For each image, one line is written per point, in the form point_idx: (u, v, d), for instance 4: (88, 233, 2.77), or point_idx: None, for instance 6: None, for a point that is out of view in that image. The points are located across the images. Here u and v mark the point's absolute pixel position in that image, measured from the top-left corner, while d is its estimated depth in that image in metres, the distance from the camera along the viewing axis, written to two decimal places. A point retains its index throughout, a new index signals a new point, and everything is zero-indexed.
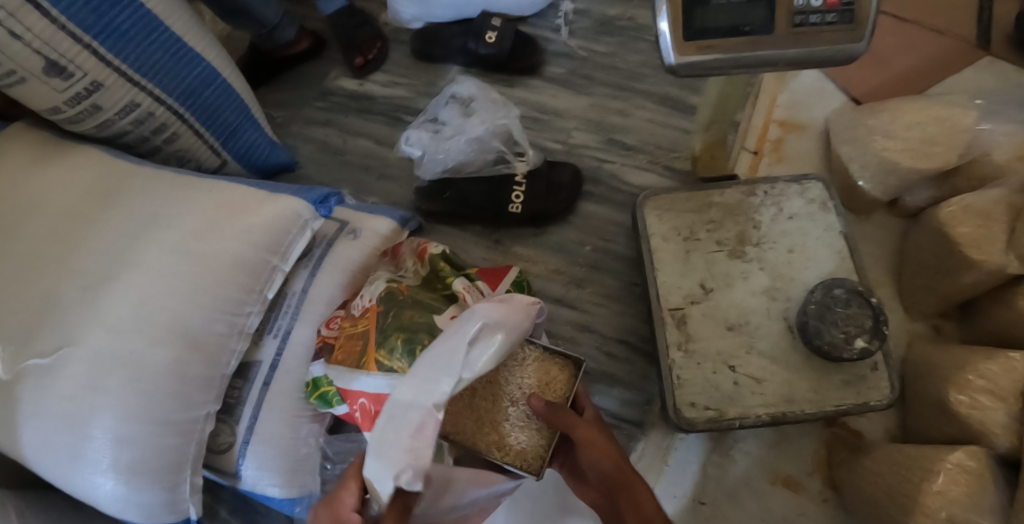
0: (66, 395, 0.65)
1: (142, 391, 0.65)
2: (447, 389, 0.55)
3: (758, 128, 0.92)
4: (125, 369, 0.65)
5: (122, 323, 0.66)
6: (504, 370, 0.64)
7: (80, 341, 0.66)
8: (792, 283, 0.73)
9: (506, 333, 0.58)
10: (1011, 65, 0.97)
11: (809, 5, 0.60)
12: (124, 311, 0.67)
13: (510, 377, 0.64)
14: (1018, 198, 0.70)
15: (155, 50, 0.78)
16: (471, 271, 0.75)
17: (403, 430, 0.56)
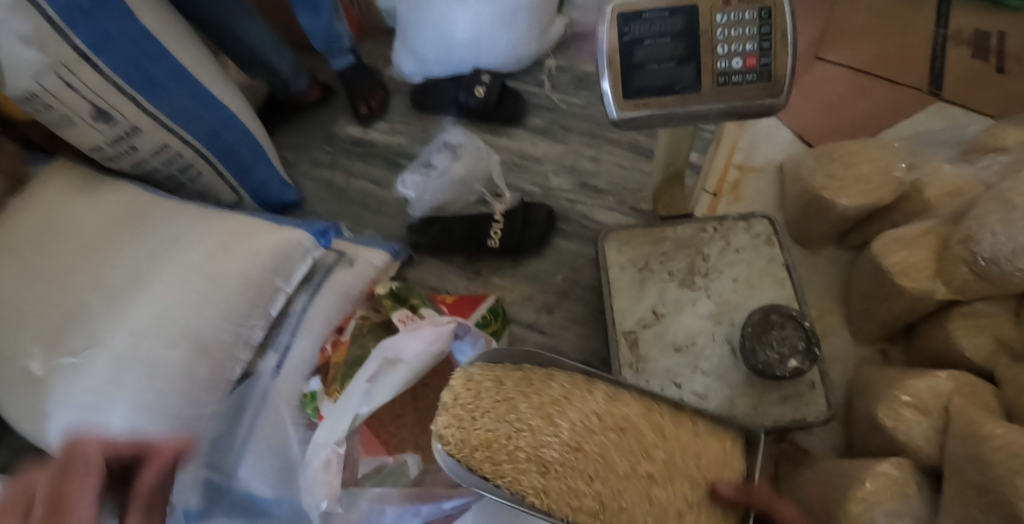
0: (88, 389, 0.74)
1: (157, 386, 0.75)
2: (344, 425, 0.62)
3: (717, 171, 1.01)
4: (142, 366, 0.75)
5: (142, 328, 0.77)
6: (659, 430, 0.60)
7: (105, 342, 0.76)
8: (736, 308, 0.81)
9: (406, 365, 0.66)
10: (960, 108, 1.05)
11: (730, 67, 0.70)
12: (144, 317, 0.77)
13: (660, 441, 0.58)
14: (943, 229, 0.78)
15: (185, 98, 0.91)
16: (417, 299, 0.83)
17: (316, 466, 0.62)
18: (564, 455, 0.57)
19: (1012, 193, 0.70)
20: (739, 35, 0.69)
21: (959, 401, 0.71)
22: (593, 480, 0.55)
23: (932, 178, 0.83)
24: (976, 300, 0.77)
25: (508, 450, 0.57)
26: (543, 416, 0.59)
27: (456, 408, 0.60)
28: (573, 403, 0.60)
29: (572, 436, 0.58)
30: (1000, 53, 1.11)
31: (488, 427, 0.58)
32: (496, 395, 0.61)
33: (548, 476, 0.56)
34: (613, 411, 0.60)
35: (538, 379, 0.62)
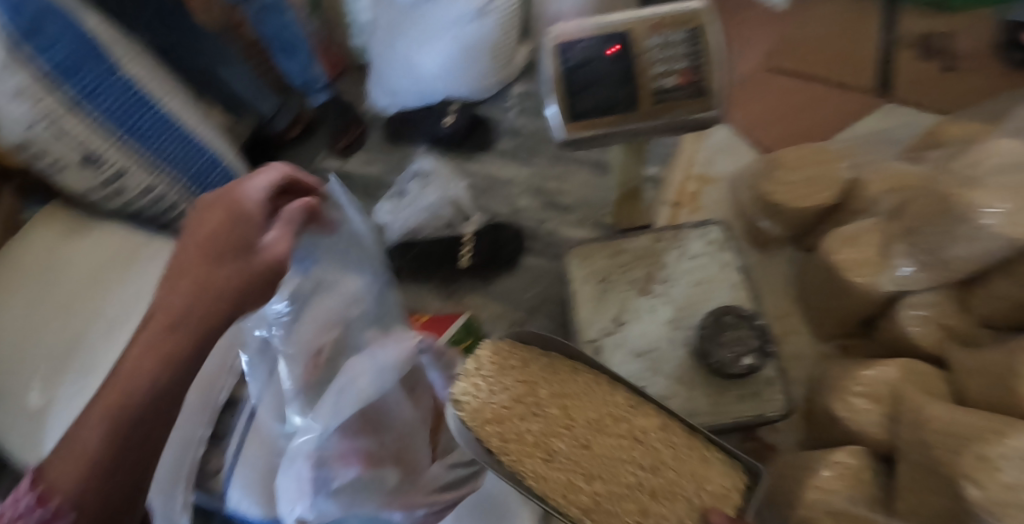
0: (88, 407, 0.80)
1: None
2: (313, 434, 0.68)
3: (676, 184, 1.05)
4: None
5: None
6: (670, 450, 0.63)
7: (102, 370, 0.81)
8: (693, 313, 0.84)
9: (371, 379, 0.71)
10: (911, 107, 1.08)
11: (666, 85, 0.74)
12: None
13: (668, 462, 0.62)
14: (885, 225, 0.81)
15: (171, 142, 0.98)
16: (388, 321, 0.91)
17: (292, 475, 0.67)
18: (573, 449, 0.62)
19: (944, 188, 0.74)
20: (670, 55, 0.74)
21: (907, 388, 0.73)
22: (593, 480, 0.60)
23: (876, 176, 0.87)
24: (921, 291, 0.81)
25: (519, 430, 0.63)
26: (561, 410, 0.64)
27: (481, 379, 0.66)
28: (592, 404, 0.65)
29: (585, 435, 0.63)
30: (947, 53, 1.15)
31: (507, 408, 0.64)
32: (521, 379, 0.66)
33: (551, 464, 0.61)
34: (630, 421, 0.64)
35: (565, 372, 0.67)
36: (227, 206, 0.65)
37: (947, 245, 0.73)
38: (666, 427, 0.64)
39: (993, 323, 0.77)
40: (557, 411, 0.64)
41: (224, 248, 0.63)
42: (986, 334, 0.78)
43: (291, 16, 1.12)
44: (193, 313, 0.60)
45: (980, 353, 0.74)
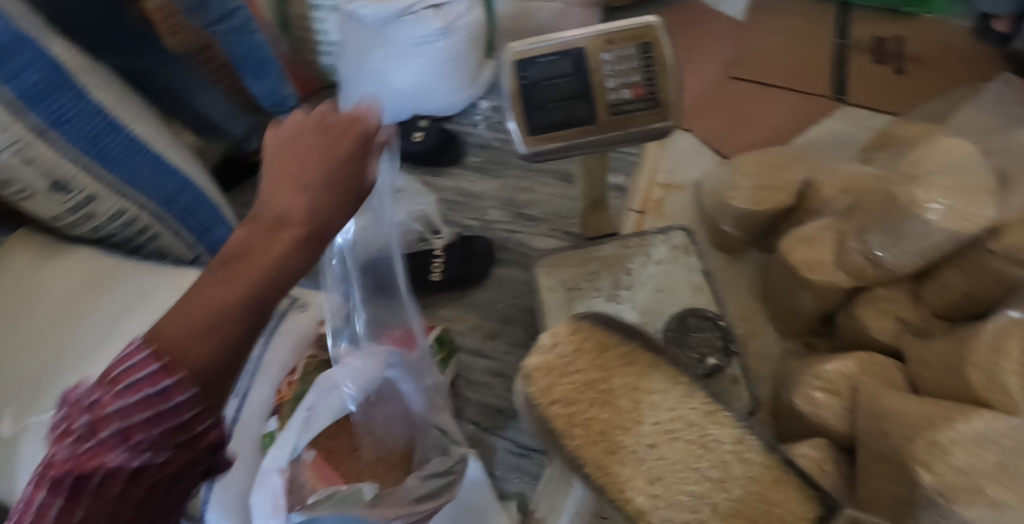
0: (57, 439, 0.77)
1: None
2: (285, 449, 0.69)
3: (642, 191, 1.08)
4: None
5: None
6: (745, 457, 0.61)
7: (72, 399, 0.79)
8: (659, 316, 0.87)
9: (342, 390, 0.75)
10: (866, 110, 1.12)
11: (621, 98, 0.77)
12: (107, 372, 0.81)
13: (743, 471, 0.60)
14: (840, 225, 0.84)
15: (140, 167, 0.99)
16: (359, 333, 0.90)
17: (267, 491, 0.67)
18: (639, 443, 0.62)
19: (891, 186, 0.77)
20: (625, 68, 0.77)
21: (866, 381, 0.75)
22: (656, 480, 0.60)
23: (831, 177, 0.90)
24: (877, 286, 0.84)
25: (585, 415, 0.64)
26: (633, 402, 0.65)
27: (553, 357, 0.67)
28: (663, 401, 0.65)
29: (655, 433, 0.63)
30: (897, 56, 1.19)
31: (577, 391, 0.65)
32: (598, 364, 0.67)
33: (616, 457, 0.62)
34: (703, 428, 0.63)
35: (642, 365, 0.67)
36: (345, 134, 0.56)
37: (895, 241, 0.75)
38: (743, 440, 0.62)
39: (942, 313, 0.81)
40: (630, 401, 0.65)
41: (332, 127, 0.57)
42: (937, 324, 0.82)
43: (258, 38, 1.12)
44: (307, 194, 0.53)
45: (932, 343, 0.76)
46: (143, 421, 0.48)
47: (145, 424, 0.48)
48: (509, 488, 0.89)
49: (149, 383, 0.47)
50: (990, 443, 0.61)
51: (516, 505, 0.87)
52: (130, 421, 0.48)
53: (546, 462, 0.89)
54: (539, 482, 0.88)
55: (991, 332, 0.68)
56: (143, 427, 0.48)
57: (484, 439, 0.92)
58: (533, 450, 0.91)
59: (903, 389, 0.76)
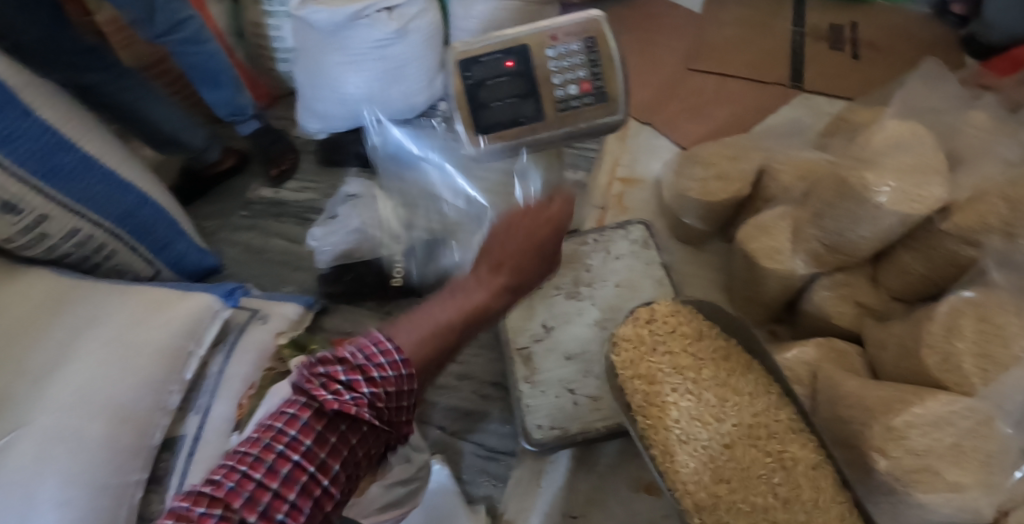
0: (15, 469, 0.74)
1: (82, 459, 0.77)
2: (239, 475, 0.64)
3: (603, 186, 1.08)
4: (66, 441, 0.77)
5: (64, 403, 0.79)
6: (804, 475, 0.64)
7: (30, 424, 0.77)
8: (620, 312, 0.87)
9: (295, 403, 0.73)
10: (822, 97, 1.12)
11: (568, 94, 0.76)
12: (64, 395, 0.80)
13: (802, 483, 0.63)
14: (797, 211, 0.84)
15: (95, 184, 0.96)
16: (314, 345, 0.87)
17: None
18: (713, 440, 0.68)
19: (841, 170, 0.76)
20: (570, 64, 0.76)
21: (825, 365, 0.75)
22: (720, 481, 0.65)
23: (786, 164, 0.90)
24: (835, 271, 0.82)
25: (663, 400, 0.70)
26: (722, 399, 0.70)
27: (645, 332, 0.74)
28: (750, 405, 0.69)
29: (732, 435, 0.68)
30: (854, 42, 1.19)
31: (660, 375, 0.72)
32: (688, 351, 0.73)
33: (685, 447, 0.68)
34: (783, 443, 0.66)
35: (737, 364, 0.72)
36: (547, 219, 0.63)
37: (851, 225, 0.74)
38: (819, 467, 0.63)
39: (901, 295, 0.80)
40: (713, 396, 0.70)
41: (542, 220, 0.63)
42: (897, 307, 0.80)
43: (213, 47, 1.11)
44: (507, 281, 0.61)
45: (889, 325, 0.75)
46: (392, 407, 0.56)
47: (396, 407, 0.56)
48: (477, 492, 0.87)
49: (396, 382, 0.55)
50: (945, 424, 0.61)
51: (484, 509, 0.85)
52: (381, 401, 0.55)
53: (514, 463, 0.88)
54: (507, 483, 0.86)
55: (943, 313, 0.67)
56: (399, 411, 0.57)
57: (451, 444, 0.90)
58: (501, 452, 0.89)
59: (863, 372, 0.75)
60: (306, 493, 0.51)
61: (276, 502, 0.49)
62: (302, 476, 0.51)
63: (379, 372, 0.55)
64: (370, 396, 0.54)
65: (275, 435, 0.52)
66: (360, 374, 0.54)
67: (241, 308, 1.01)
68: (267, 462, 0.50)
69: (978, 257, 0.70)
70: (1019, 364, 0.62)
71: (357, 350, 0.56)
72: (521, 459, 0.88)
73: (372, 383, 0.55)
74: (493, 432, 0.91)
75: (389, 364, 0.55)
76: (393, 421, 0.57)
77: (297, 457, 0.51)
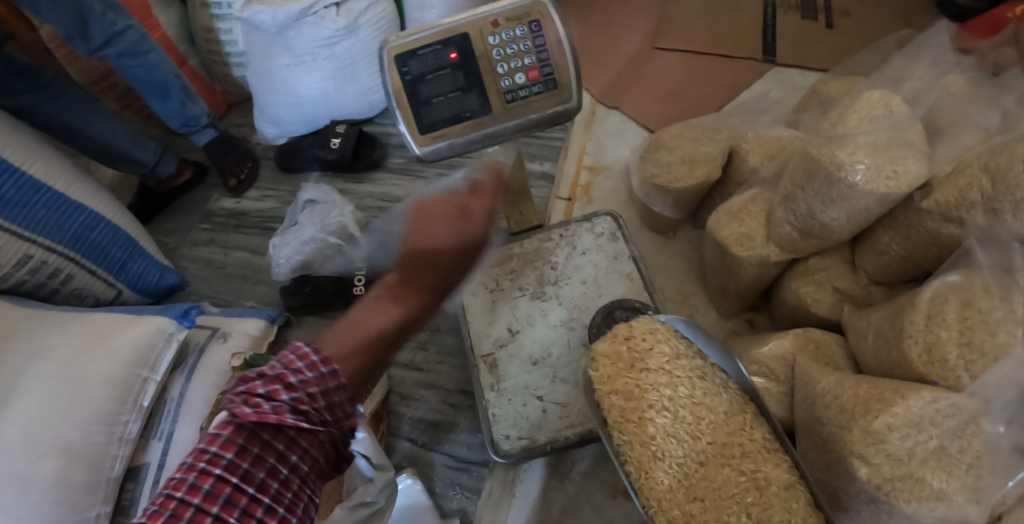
0: None
1: (31, 501, 0.73)
2: None
3: (569, 177, 1.03)
4: (13, 483, 0.74)
5: (10, 446, 0.76)
6: (778, 498, 0.58)
7: None
8: (585, 310, 0.85)
9: None
10: (795, 70, 1.07)
11: (515, 84, 0.72)
12: (10, 436, 0.76)
13: (778, 508, 0.58)
14: (768, 194, 0.78)
15: (40, 208, 0.92)
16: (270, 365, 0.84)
17: None
18: (688, 458, 0.61)
19: (811, 148, 0.71)
20: (515, 51, 0.71)
21: (801, 359, 0.70)
22: (694, 500, 0.60)
23: (755, 144, 0.85)
24: (810, 256, 0.77)
25: (639, 414, 0.63)
26: (697, 417, 0.63)
27: (623, 349, 0.67)
28: (725, 424, 0.63)
29: (706, 453, 0.62)
30: (827, 10, 1.13)
31: (640, 390, 0.64)
32: (665, 368, 0.65)
33: (661, 464, 0.61)
34: (757, 463, 0.60)
35: (713, 382, 0.65)
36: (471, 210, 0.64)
37: (823, 207, 0.69)
38: (792, 489, 0.58)
39: (882, 279, 0.74)
40: (690, 413, 0.63)
41: (466, 208, 0.63)
42: (877, 292, 0.75)
43: (155, 57, 1.06)
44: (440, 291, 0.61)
45: (869, 312, 0.70)
46: (321, 406, 0.54)
47: (326, 405, 0.54)
48: (450, 506, 0.83)
49: (317, 382, 0.53)
50: (928, 425, 0.56)
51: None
52: (306, 403, 0.53)
53: (485, 474, 0.84)
54: (479, 495, 0.83)
55: (926, 300, 0.62)
56: (334, 409, 0.55)
57: (421, 456, 0.87)
58: (472, 462, 0.85)
59: (841, 365, 0.71)
60: (232, 505, 0.49)
61: (199, 515, 0.47)
62: (226, 488, 0.49)
63: (299, 374, 0.53)
64: (291, 401, 0.52)
65: (199, 454, 0.50)
66: (278, 380, 0.52)
67: (199, 327, 0.98)
68: (189, 480, 0.48)
69: (961, 236, 0.64)
70: (1008, 355, 0.56)
71: (275, 360, 0.53)
72: (492, 470, 0.84)
73: (292, 386, 0.52)
74: (464, 441, 0.87)
75: (304, 367, 0.53)
76: (330, 419, 0.56)
77: (219, 471, 0.49)
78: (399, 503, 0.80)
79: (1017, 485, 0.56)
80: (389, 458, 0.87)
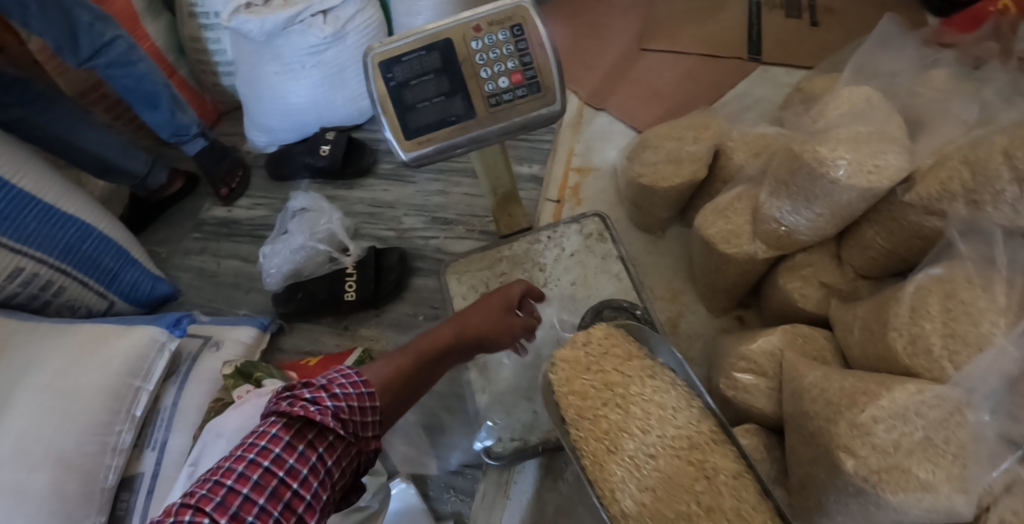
0: None
1: (26, 512, 0.74)
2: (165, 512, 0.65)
3: (558, 179, 1.04)
4: (7, 495, 0.74)
5: (4, 457, 0.76)
6: (727, 488, 0.55)
7: None
8: (575, 311, 0.86)
9: (226, 438, 0.71)
10: (781, 67, 1.07)
11: (499, 88, 0.73)
12: (5, 448, 0.77)
13: (728, 496, 0.55)
14: (753, 190, 0.79)
15: (31, 220, 0.93)
16: (260, 373, 0.83)
17: None
18: (640, 451, 0.58)
19: (794, 144, 0.72)
20: (497, 55, 0.72)
21: (790, 354, 0.71)
22: (646, 490, 0.57)
23: (741, 141, 0.85)
24: (797, 252, 0.78)
25: (593, 413, 0.61)
26: (648, 413, 0.60)
27: (582, 353, 0.65)
28: (674, 418, 0.60)
29: (657, 446, 0.58)
30: (812, 8, 1.14)
31: (595, 388, 0.62)
32: (618, 367, 0.63)
33: (614, 457, 0.58)
34: (705, 455, 0.57)
35: (662, 380, 0.62)
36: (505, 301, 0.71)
37: (807, 203, 0.69)
38: (740, 478, 0.56)
39: (868, 273, 0.75)
40: (640, 410, 0.60)
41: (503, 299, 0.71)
42: (864, 286, 0.75)
43: (144, 67, 1.06)
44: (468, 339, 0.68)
45: (855, 306, 0.70)
46: (357, 420, 0.59)
47: (362, 420, 0.59)
48: (444, 509, 0.83)
49: (358, 397, 0.58)
50: (914, 416, 0.56)
51: None
52: (346, 413, 0.58)
53: (479, 476, 0.85)
54: (474, 498, 0.82)
55: (910, 293, 0.63)
56: (366, 425, 0.60)
57: (416, 460, 0.87)
58: (466, 465, 0.86)
59: (829, 360, 0.71)
60: (276, 499, 0.53)
61: (246, 505, 0.52)
62: (273, 481, 0.54)
63: (343, 387, 0.58)
64: (334, 408, 0.57)
65: (248, 447, 0.55)
66: (324, 389, 0.58)
67: (191, 336, 0.98)
68: (239, 470, 0.53)
69: (943, 228, 0.65)
70: (990, 345, 0.57)
71: (325, 375, 0.59)
72: (486, 472, 0.84)
73: (337, 396, 0.58)
74: (455, 444, 0.88)
75: (350, 383, 0.59)
76: (361, 434, 0.60)
77: (266, 464, 0.54)
78: (392, 507, 0.80)
79: (1001, 474, 0.56)
80: (383, 462, 0.87)
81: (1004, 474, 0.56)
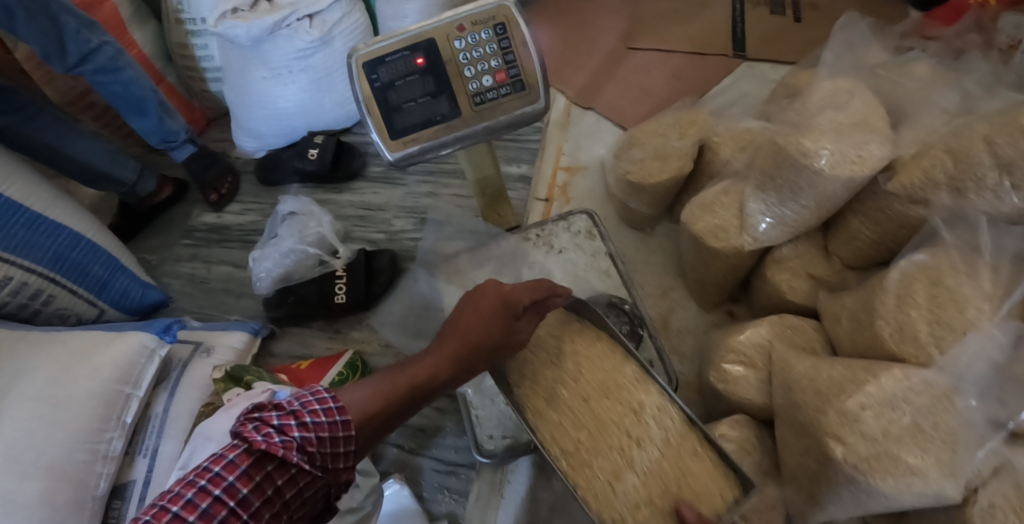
0: None
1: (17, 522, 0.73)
2: None
3: (547, 178, 1.04)
4: None
5: None
6: (654, 420, 0.60)
7: None
8: None
9: (217, 441, 0.72)
10: (766, 63, 1.08)
11: (483, 87, 0.73)
12: None
13: (655, 427, 0.60)
14: (738, 184, 0.79)
15: (18, 229, 0.92)
16: (251, 376, 0.83)
17: None
18: (574, 396, 0.63)
19: (778, 137, 0.72)
20: (481, 54, 0.72)
21: (779, 346, 0.71)
22: (582, 431, 0.61)
23: (727, 136, 0.86)
24: (783, 245, 0.78)
25: (532, 373, 0.66)
26: (578, 366, 0.65)
27: None
28: (602, 366, 0.64)
29: (589, 392, 0.63)
30: (796, 4, 1.15)
31: (531, 351, 0.67)
32: (553, 333, 0.68)
33: (550, 405, 0.63)
34: (632, 394, 0.62)
35: (590, 337, 0.67)
36: (501, 306, 0.64)
37: (791, 195, 0.70)
38: (664, 410, 0.61)
39: (855, 264, 0.75)
40: (573, 364, 0.65)
41: (501, 305, 0.64)
42: (851, 277, 0.75)
43: (131, 73, 1.06)
44: (455, 359, 0.63)
45: (843, 296, 0.71)
46: (326, 450, 0.57)
47: (331, 451, 0.57)
48: (439, 510, 0.83)
49: (329, 427, 0.57)
50: (901, 403, 0.56)
51: None
52: (314, 444, 0.56)
53: (472, 476, 0.84)
54: (467, 499, 0.82)
55: (895, 281, 0.63)
56: (338, 456, 0.58)
57: (409, 461, 0.87)
58: (459, 465, 0.86)
59: (819, 350, 0.71)
60: None
61: None
62: (222, 510, 0.53)
63: (314, 416, 0.57)
64: (301, 439, 0.55)
65: (202, 471, 0.54)
66: (294, 416, 0.56)
67: (182, 342, 0.97)
68: (188, 496, 0.52)
69: (926, 216, 0.65)
70: (975, 329, 0.58)
71: (297, 397, 0.58)
72: (479, 472, 0.83)
73: (307, 425, 0.56)
74: (450, 444, 0.87)
75: (324, 410, 0.57)
76: (330, 466, 0.58)
77: (218, 492, 0.53)
78: (386, 509, 0.81)
79: (988, 456, 0.56)
80: (377, 464, 0.87)
81: (992, 457, 0.56)
